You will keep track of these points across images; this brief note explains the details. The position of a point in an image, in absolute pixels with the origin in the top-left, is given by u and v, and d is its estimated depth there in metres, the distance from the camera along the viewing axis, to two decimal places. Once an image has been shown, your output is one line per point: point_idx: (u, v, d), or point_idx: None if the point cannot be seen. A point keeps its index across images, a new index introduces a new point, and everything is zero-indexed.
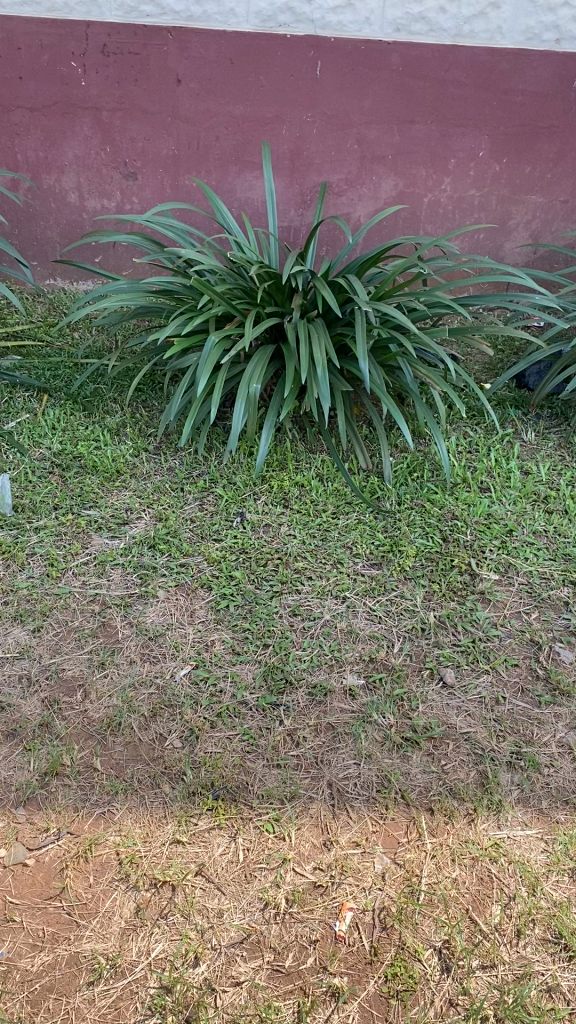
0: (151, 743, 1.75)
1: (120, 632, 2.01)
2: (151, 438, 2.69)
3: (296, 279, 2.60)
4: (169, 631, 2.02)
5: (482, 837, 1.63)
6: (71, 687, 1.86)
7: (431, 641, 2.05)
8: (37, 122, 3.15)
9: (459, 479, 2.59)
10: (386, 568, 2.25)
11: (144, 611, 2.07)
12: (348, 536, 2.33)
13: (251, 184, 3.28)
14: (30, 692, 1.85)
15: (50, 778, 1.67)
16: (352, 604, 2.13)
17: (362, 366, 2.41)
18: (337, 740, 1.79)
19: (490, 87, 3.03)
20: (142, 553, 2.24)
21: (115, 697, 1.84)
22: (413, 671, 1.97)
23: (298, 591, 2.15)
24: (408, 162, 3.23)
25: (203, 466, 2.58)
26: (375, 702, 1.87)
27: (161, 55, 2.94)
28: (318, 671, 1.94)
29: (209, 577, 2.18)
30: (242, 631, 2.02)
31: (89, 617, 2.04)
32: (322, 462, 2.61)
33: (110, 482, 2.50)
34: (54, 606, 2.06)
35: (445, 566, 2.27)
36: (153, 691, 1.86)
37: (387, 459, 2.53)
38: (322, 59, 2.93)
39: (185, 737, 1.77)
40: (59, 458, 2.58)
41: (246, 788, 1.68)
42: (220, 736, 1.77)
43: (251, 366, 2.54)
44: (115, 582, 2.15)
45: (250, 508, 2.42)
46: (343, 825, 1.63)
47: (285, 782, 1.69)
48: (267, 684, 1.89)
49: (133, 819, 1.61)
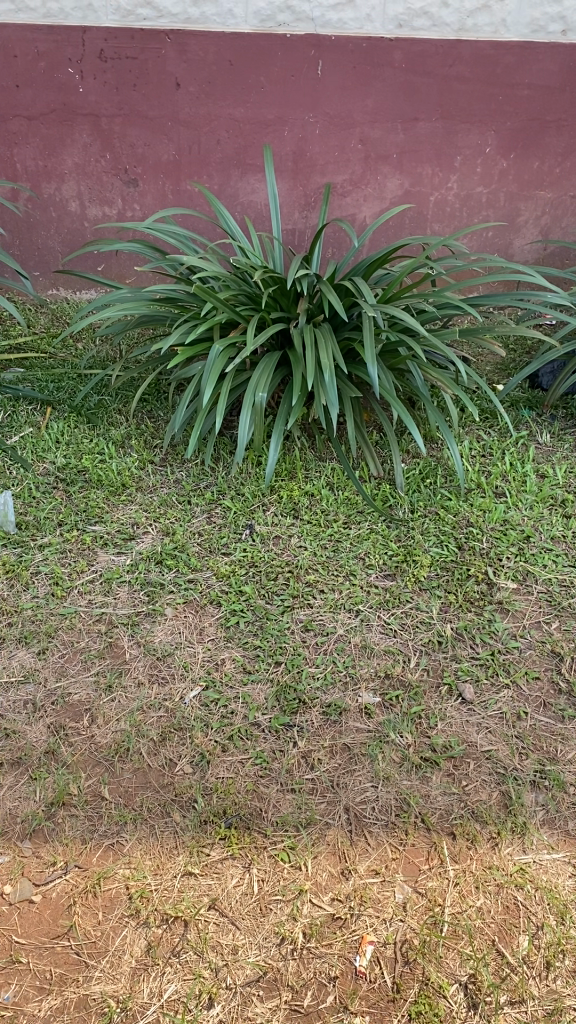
0: (160, 769, 1.69)
1: (128, 652, 1.95)
2: (157, 449, 2.64)
3: (301, 283, 2.53)
4: (178, 650, 1.96)
5: (507, 862, 1.56)
6: (77, 711, 1.81)
7: (448, 655, 1.98)
8: (35, 131, 3.10)
9: (474, 484, 2.53)
10: (400, 579, 2.18)
11: (152, 629, 2.01)
12: (360, 547, 2.27)
13: (253, 187, 3.23)
14: (36, 717, 1.79)
15: (57, 808, 1.62)
16: (366, 617, 2.07)
17: (372, 371, 2.35)
18: (353, 761, 1.72)
19: (496, 82, 2.96)
20: (149, 569, 2.19)
21: (123, 721, 1.78)
22: (431, 687, 1.90)
23: (311, 605, 2.09)
24: (413, 160, 3.16)
25: (210, 477, 2.52)
26: (392, 721, 1.80)
27: (160, 59, 2.89)
28: (332, 690, 1.87)
29: (218, 592, 2.12)
30: (253, 648, 1.96)
31: (96, 637, 1.99)
32: (332, 471, 2.54)
33: (116, 496, 2.45)
34: (60, 626, 2.01)
35: (461, 576, 2.20)
36: (162, 714, 1.80)
37: (399, 466, 2.46)
38: (323, 58, 2.87)
39: (196, 762, 1.70)
40: (63, 472, 2.53)
41: (260, 814, 1.62)
42: (232, 761, 1.71)
43: (257, 373, 2.47)
44: (122, 599, 2.09)
45: (259, 519, 2.36)
46: (361, 852, 1.57)
47: (300, 808, 1.63)
48: (280, 704, 1.83)
49: (143, 850, 1.55)
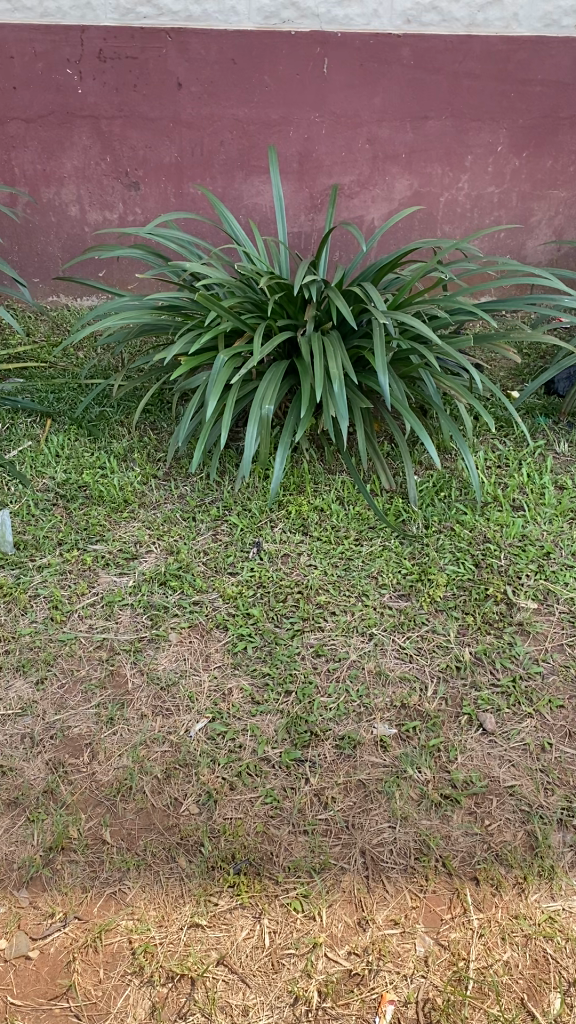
0: (165, 809, 1.60)
1: (130, 682, 1.86)
2: (160, 462, 2.54)
3: (308, 289, 2.44)
4: (182, 679, 1.86)
5: (534, 910, 1.46)
6: (78, 747, 1.72)
7: (468, 682, 1.88)
8: (33, 134, 3.01)
9: (490, 497, 2.43)
10: (416, 600, 2.09)
11: (156, 656, 1.92)
12: (372, 565, 2.17)
13: (258, 189, 3.13)
14: (34, 753, 1.70)
15: (55, 853, 1.52)
16: (380, 641, 1.97)
17: (383, 380, 2.25)
18: (369, 799, 1.63)
19: (508, 78, 2.86)
20: (152, 591, 2.09)
21: (126, 757, 1.69)
22: (450, 717, 1.80)
23: (321, 628, 1.99)
24: (423, 160, 3.06)
25: (216, 491, 2.42)
26: (410, 756, 1.71)
27: (161, 59, 2.80)
28: (345, 722, 1.78)
29: (225, 616, 2.02)
30: (262, 677, 1.87)
31: (97, 665, 1.89)
32: (343, 484, 2.45)
33: (118, 513, 2.35)
34: (59, 654, 1.92)
35: (479, 596, 2.10)
36: (166, 749, 1.71)
37: (412, 479, 2.36)
38: (329, 55, 2.77)
39: (202, 802, 1.61)
40: (63, 488, 2.44)
41: (271, 858, 1.52)
42: (240, 800, 1.62)
43: (264, 383, 2.38)
44: (124, 624, 2.00)
45: (267, 536, 2.26)
46: (379, 900, 1.47)
47: (313, 852, 1.54)
48: (290, 737, 1.73)
49: (147, 899, 1.46)
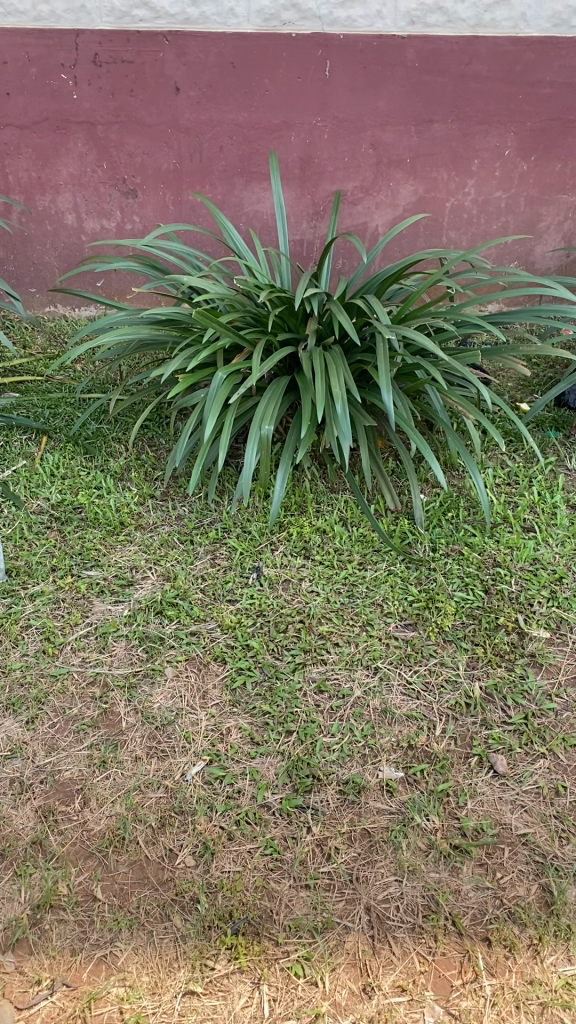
0: (159, 862, 1.51)
1: (124, 722, 1.77)
2: (158, 482, 2.46)
3: (309, 303, 2.36)
4: (179, 719, 1.78)
5: (551, 976, 1.38)
6: (68, 793, 1.63)
7: (478, 721, 1.80)
8: (27, 141, 2.93)
9: (500, 518, 2.34)
10: (423, 630, 2.00)
11: (151, 693, 1.83)
12: (377, 592, 2.08)
13: (259, 196, 3.04)
14: (23, 800, 1.62)
15: (43, 912, 1.44)
16: (385, 675, 1.88)
17: (386, 399, 2.17)
18: (374, 850, 1.54)
19: (516, 80, 2.76)
20: (148, 620, 2.01)
21: (118, 804, 1.61)
22: (459, 760, 1.72)
23: (324, 661, 1.91)
24: (428, 165, 2.97)
25: (214, 513, 2.34)
26: (417, 803, 1.62)
27: (158, 63, 2.71)
28: (349, 765, 1.69)
29: (223, 648, 1.93)
30: (262, 717, 1.78)
31: (89, 703, 1.81)
32: (346, 504, 2.36)
33: (113, 536, 2.27)
34: (50, 691, 1.83)
35: (489, 626, 2.01)
36: (161, 796, 1.62)
37: (418, 499, 2.27)
38: (331, 58, 2.68)
39: (198, 854, 1.53)
40: (58, 510, 2.36)
41: (271, 917, 1.44)
42: (238, 851, 1.53)
43: (265, 401, 2.29)
44: (118, 657, 1.92)
45: (267, 560, 2.18)
46: (385, 964, 1.39)
47: (316, 909, 1.45)
48: (291, 782, 1.65)
49: (140, 963, 1.38)
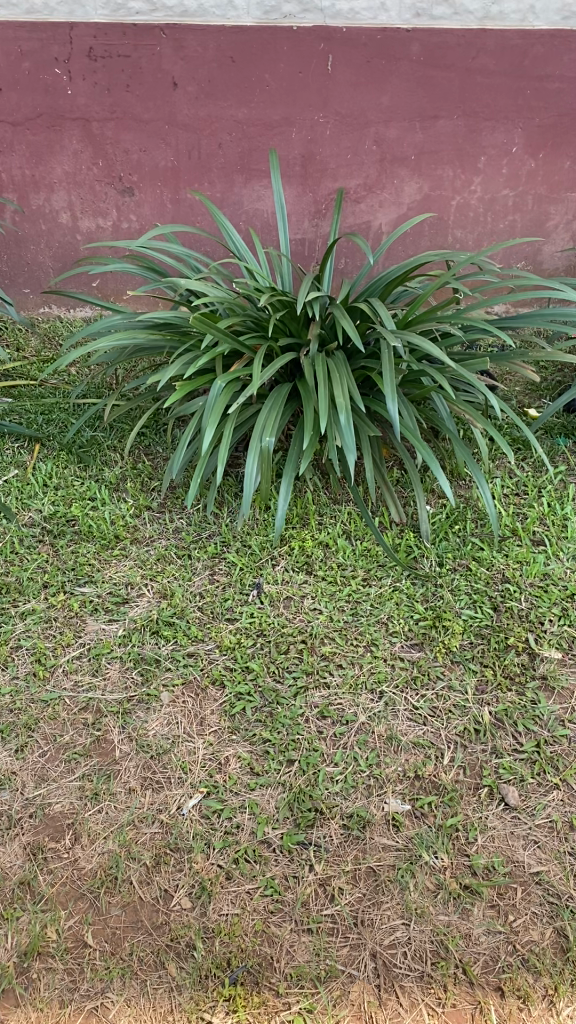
0: (154, 904, 1.44)
1: (118, 751, 1.70)
2: (155, 493, 2.37)
3: (311, 307, 2.27)
4: (175, 748, 1.70)
5: None
6: (59, 828, 1.56)
7: (488, 749, 1.72)
8: (20, 138, 2.84)
9: (509, 530, 2.25)
10: (429, 651, 1.92)
11: (146, 720, 1.75)
12: (382, 610, 2.01)
13: (259, 194, 2.96)
14: (11, 836, 1.55)
15: (31, 960, 1.37)
16: (391, 700, 1.80)
17: (392, 408, 2.08)
18: (380, 890, 1.47)
19: (524, 74, 2.67)
20: (143, 640, 1.93)
21: (111, 840, 1.53)
22: (468, 792, 1.64)
23: (327, 685, 1.83)
24: (433, 162, 2.89)
25: (213, 525, 2.25)
26: (425, 839, 1.54)
27: (155, 57, 2.61)
28: (353, 797, 1.62)
29: (221, 670, 1.86)
30: (262, 745, 1.70)
31: (81, 730, 1.73)
32: (349, 516, 2.27)
33: (108, 550, 2.19)
34: (41, 718, 1.76)
35: (498, 647, 1.93)
36: (156, 831, 1.55)
37: (424, 511, 2.18)
38: (334, 51, 2.58)
39: (195, 896, 1.45)
40: (51, 522, 2.28)
41: (271, 964, 1.37)
42: (236, 892, 1.46)
43: (267, 409, 2.20)
44: (112, 681, 1.84)
45: (267, 576, 2.10)
46: (392, 1017, 1.32)
47: (318, 956, 1.38)
48: (293, 817, 1.58)
49: (132, 1016, 1.31)
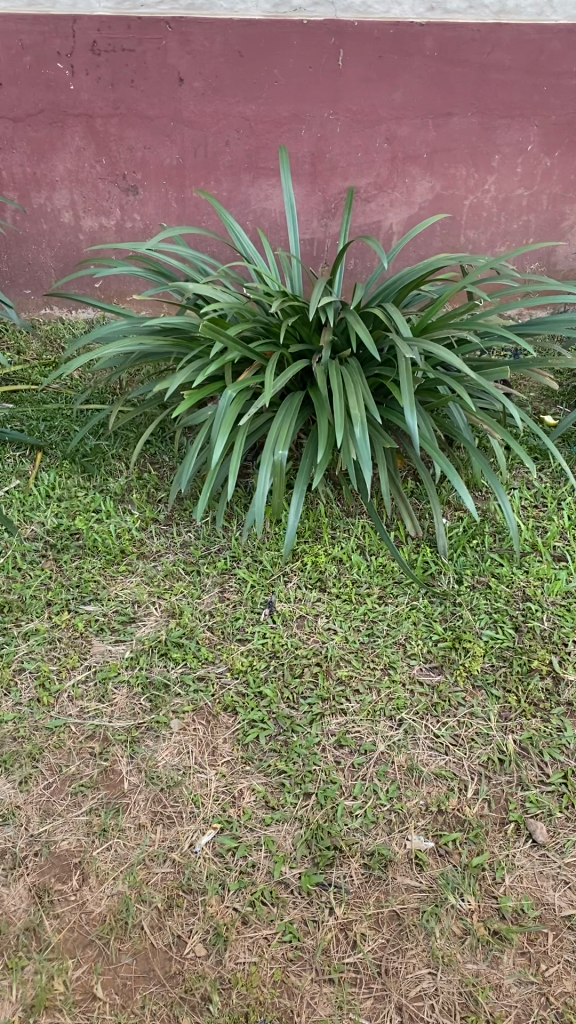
0: (166, 952, 1.37)
1: (126, 783, 1.62)
2: (162, 504, 2.29)
3: (325, 313, 2.19)
4: (186, 780, 1.62)
5: None
6: (66, 868, 1.48)
7: (513, 781, 1.64)
8: (21, 134, 2.75)
9: (528, 545, 2.17)
10: (449, 675, 1.84)
11: (155, 750, 1.68)
12: (399, 630, 1.92)
13: (267, 193, 2.87)
14: (15, 876, 1.47)
15: (37, 1015, 1.30)
16: (411, 728, 1.72)
17: (410, 420, 2.01)
18: (404, 936, 1.39)
19: (541, 70, 2.58)
20: (151, 663, 1.85)
21: (120, 881, 1.46)
22: (494, 827, 1.56)
23: (344, 712, 1.75)
24: (446, 160, 2.80)
25: (222, 539, 2.17)
26: (451, 880, 1.47)
27: (160, 52, 2.52)
28: (374, 833, 1.54)
29: (233, 697, 1.78)
30: (277, 776, 1.63)
31: (88, 760, 1.66)
32: (363, 530, 2.19)
33: (114, 566, 2.11)
34: (46, 747, 1.68)
35: (521, 670, 1.84)
36: (167, 871, 1.48)
37: (441, 526, 2.10)
38: (345, 46, 2.49)
39: (210, 943, 1.38)
40: (54, 536, 2.20)
41: (292, 1019, 1.29)
42: (253, 939, 1.38)
43: (279, 420, 2.11)
44: (119, 708, 1.76)
45: (280, 593, 2.02)
46: None
47: (341, 1010, 1.31)
48: (311, 855, 1.50)
49: None
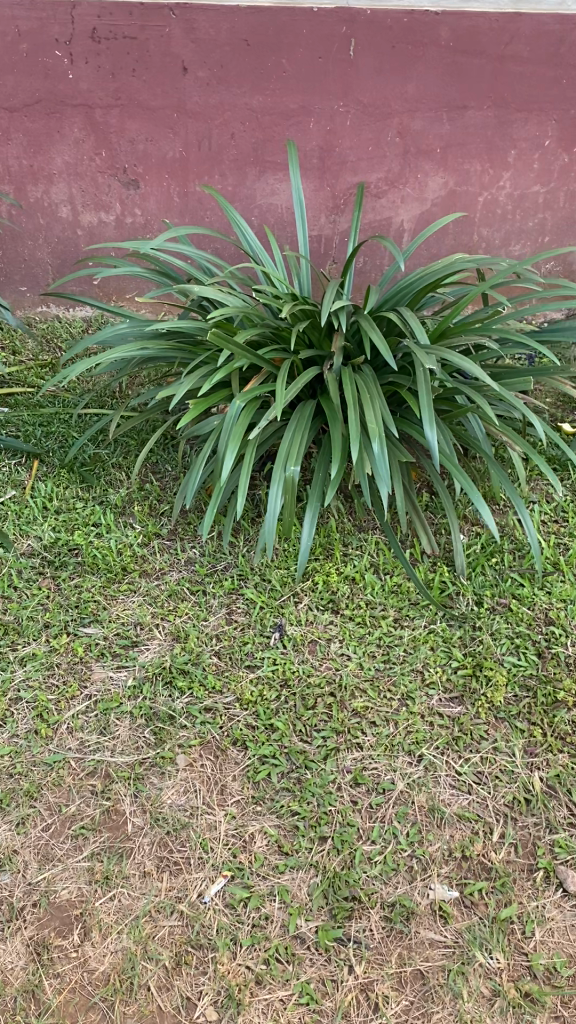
0: (175, 1017, 1.28)
1: (130, 825, 1.52)
2: (164, 518, 2.19)
3: (337, 319, 2.07)
4: (193, 822, 1.53)
5: None
6: (67, 921, 1.39)
7: (541, 824, 1.55)
8: (18, 125, 2.63)
9: (550, 563, 2.07)
10: (471, 707, 1.74)
11: (161, 788, 1.58)
12: (417, 656, 1.83)
13: (273, 188, 2.75)
14: (12, 931, 1.38)
15: None
16: (432, 765, 1.63)
17: (430, 435, 1.90)
18: (430, 998, 1.31)
19: (561, 63, 2.47)
20: (155, 691, 1.75)
21: (125, 935, 1.37)
22: (522, 875, 1.47)
23: (360, 747, 1.65)
24: (460, 156, 2.68)
25: (229, 556, 2.07)
26: (478, 935, 1.38)
27: (163, 40, 2.40)
28: (394, 882, 1.45)
29: (242, 730, 1.68)
30: (291, 818, 1.53)
31: (89, 799, 1.56)
32: (377, 547, 2.08)
33: (114, 585, 2.01)
34: (44, 785, 1.58)
35: (546, 701, 1.75)
36: (175, 925, 1.38)
37: (459, 544, 2.00)
38: (356, 36, 2.37)
39: (221, 1007, 1.29)
40: (51, 551, 2.09)
41: None
42: (267, 1001, 1.29)
43: (290, 433, 2.00)
44: (121, 742, 1.66)
45: (290, 615, 1.91)
46: None
47: None
48: (328, 907, 1.41)
49: None
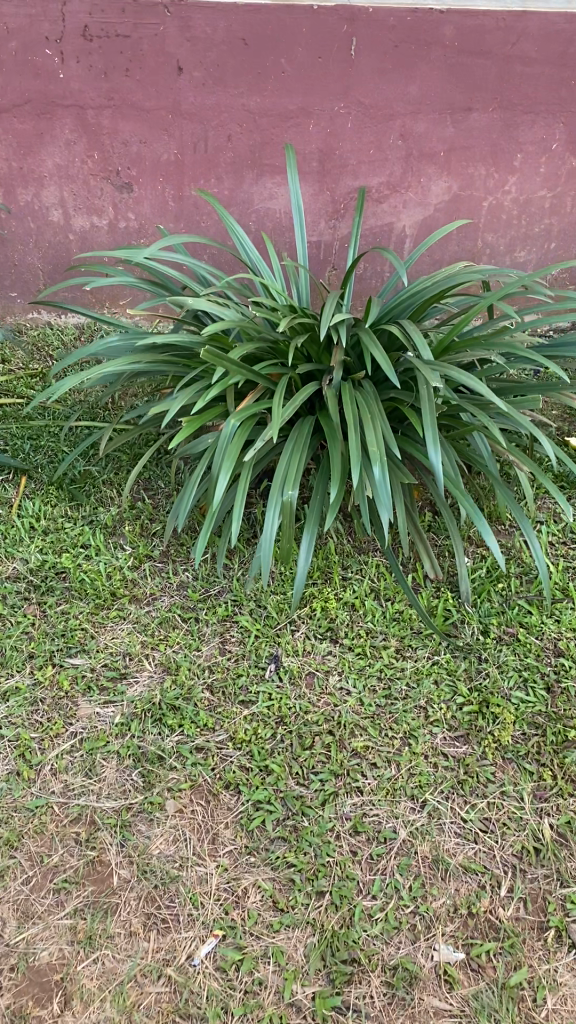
0: None
1: (116, 878, 1.43)
2: (156, 539, 2.09)
3: (337, 332, 1.98)
4: (183, 874, 1.44)
5: None
6: (47, 986, 1.30)
7: (552, 876, 1.46)
8: (6, 126, 2.53)
9: (558, 589, 1.98)
10: (477, 747, 1.65)
11: (149, 836, 1.49)
12: (420, 691, 1.74)
13: (271, 192, 2.65)
14: None
15: None
16: (436, 812, 1.54)
17: (433, 457, 1.79)
18: None
19: (570, 63, 2.37)
20: (144, 729, 1.66)
21: (109, 1003, 1.28)
22: (532, 935, 1.39)
23: (359, 790, 1.57)
24: (464, 160, 2.58)
25: (223, 581, 1.98)
26: (485, 1004, 1.29)
27: (157, 38, 2.30)
28: (395, 942, 1.36)
29: (236, 773, 1.59)
30: (286, 871, 1.44)
31: (73, 848, 1.48)
32: (378, 571, 1.99)
33: (103, 612, 1.92)
34: (25, 832, 1.49)
35: (556, 741, 1.66)
36: (162, 991, 1.29)
37: (463, 571, 1.90)
38: (358, 34, 2.27)
39: None
40: (37, 576, 2.00)
41: None
42: None
43: (288, 452, 1.90)
44: (108, 786, 1.57)
45: (286, 645, 1.82)
46: None
47: None
48: (326, 972, 1.32)
49: None
